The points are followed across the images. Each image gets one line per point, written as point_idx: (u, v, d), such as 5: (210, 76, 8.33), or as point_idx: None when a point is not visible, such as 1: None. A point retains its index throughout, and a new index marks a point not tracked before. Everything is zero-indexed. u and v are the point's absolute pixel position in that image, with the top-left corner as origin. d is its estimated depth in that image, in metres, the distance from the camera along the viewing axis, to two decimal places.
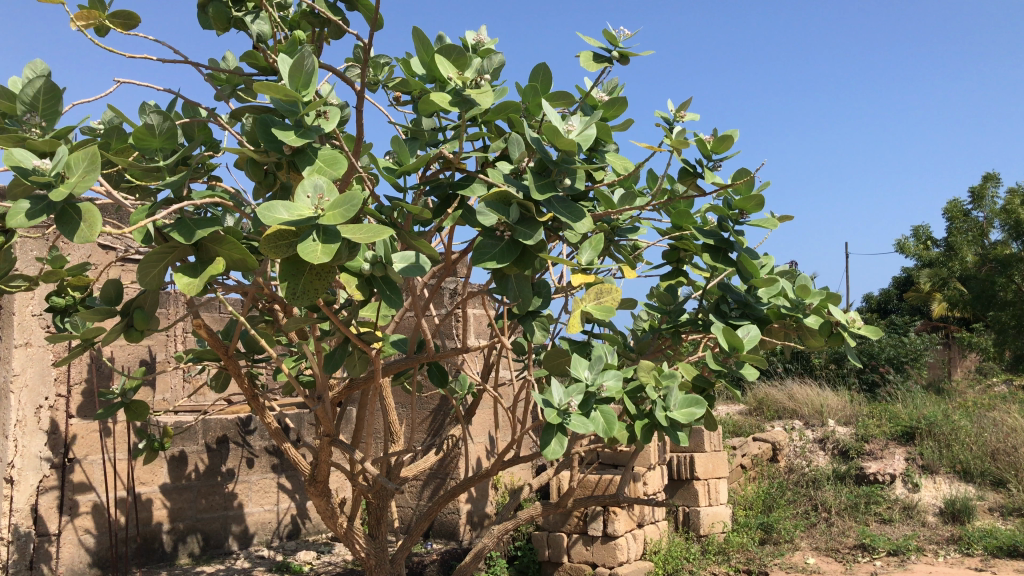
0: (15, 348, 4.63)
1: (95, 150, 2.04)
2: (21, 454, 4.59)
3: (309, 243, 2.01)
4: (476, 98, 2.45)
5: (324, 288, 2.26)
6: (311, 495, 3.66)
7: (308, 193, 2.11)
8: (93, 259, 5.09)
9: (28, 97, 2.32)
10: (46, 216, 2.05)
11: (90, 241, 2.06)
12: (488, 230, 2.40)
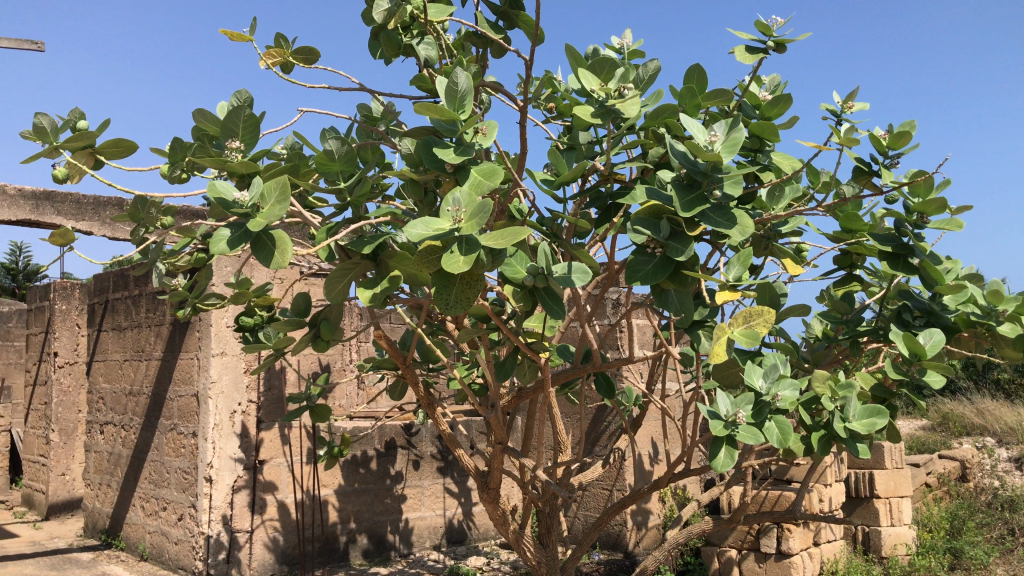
0: (213, 357, 5.14)
1: (284, 179, 2.18)
2: (219, 455, 5.01)
3: (452, 254, 2.09)
4: (622, 109, 2.44)
5: (475, 297, 2.31)
6: (483, 501, 3.74)
7: (447, 205, 2.12)
8: (278, 274, 5.43)
9: (233, 124, 2.55)
10: (244, 242, 2.20)
11: (281, 266, 2.20)
12: (640, 248, 2.37)
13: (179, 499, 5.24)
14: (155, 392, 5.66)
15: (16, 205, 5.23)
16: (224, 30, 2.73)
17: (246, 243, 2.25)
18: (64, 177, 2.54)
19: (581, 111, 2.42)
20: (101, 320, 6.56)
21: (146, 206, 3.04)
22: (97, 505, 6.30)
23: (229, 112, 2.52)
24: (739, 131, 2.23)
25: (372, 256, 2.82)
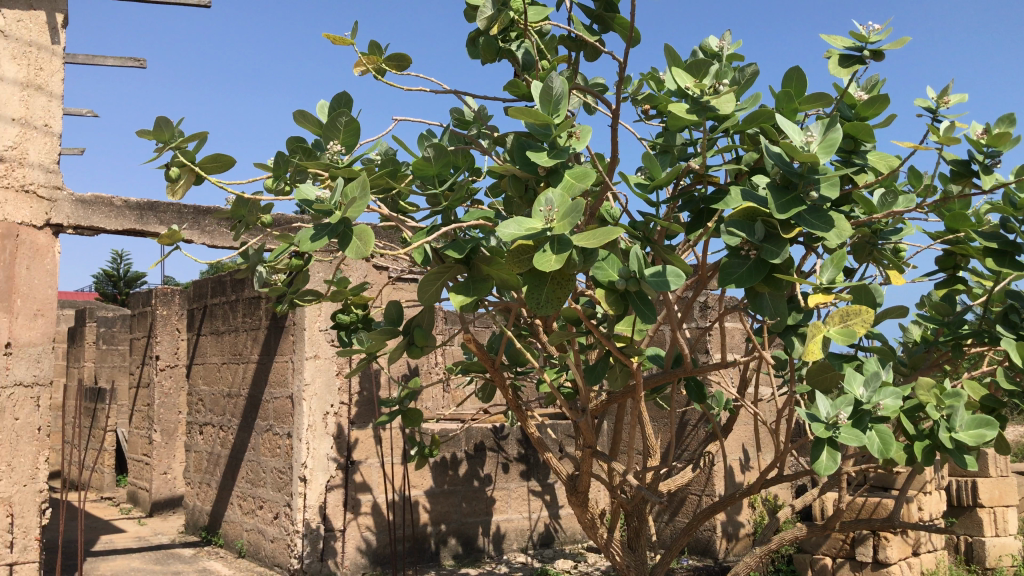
0: (307, 359, 5.30)
1: (364, 176, 2.25)
2: (313, 455, 5.19)
3: (543, 254, 2.12)
4: (717, 105, 2.45)
5: (566, 297, 2.32)
6: (573, 504, 3.74)
7: (540, 206, 2.15)
8: (369, 278, 5.54)
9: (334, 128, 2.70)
10: (329, 238, 2.31)
11: (365, 255, 2.28)
12: (734, 250, 2.33)
13: (275, 498, 5.41)
14: (252, 394, 5.86)
15: (121, 216, 4.83)
16: (328, 33, 2.83)
17: (333, 238, 2.35)
18: (175, 179, 2.69)
19: (678, 107, 2.43)
20: (200, 325, 6.81)
21: (248, 206, 3.18)
22: (197, 503, 6.54)
23: (330, 118, 2.67)
24: (836, 130, 2.22)
25: (464, 260, 2.85)
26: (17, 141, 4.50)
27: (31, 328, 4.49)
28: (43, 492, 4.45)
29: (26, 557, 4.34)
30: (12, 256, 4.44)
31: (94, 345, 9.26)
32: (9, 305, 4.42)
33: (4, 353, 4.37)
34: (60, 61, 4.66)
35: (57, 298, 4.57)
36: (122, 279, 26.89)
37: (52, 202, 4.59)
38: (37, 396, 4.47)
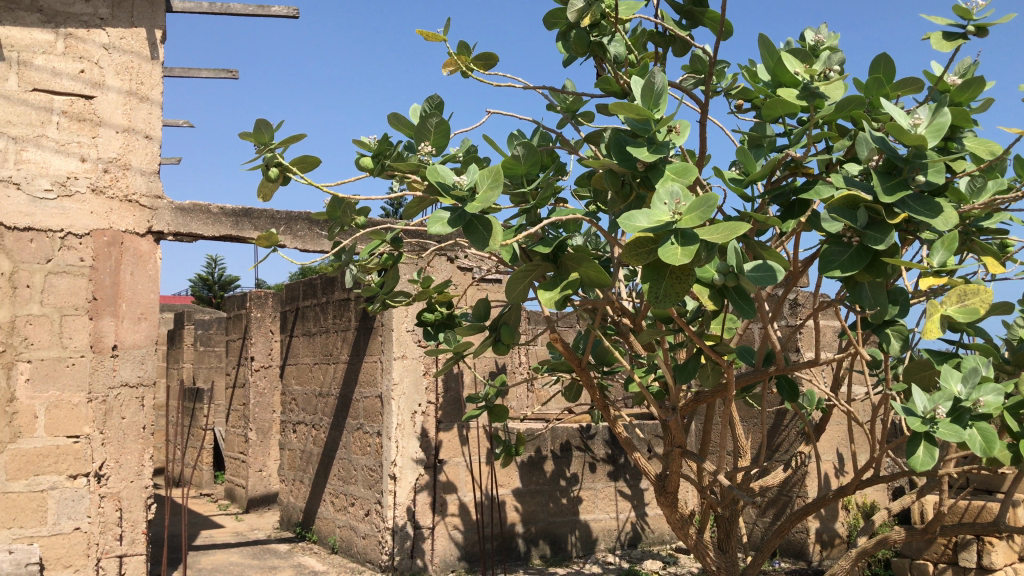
0: (395, 360, 5.40)
1: (499, 167, 2.35)
2: (402, 454, 5.28)
3: (669, 246, 2.11)
4: (831, 90, 2.40)
5: (684, 292, 2.31)
6: (662, 505, 3.71)
7: (665, 199, 2.17)
8: (455, 279, 5.61)
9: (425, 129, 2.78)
10: (462, 224, 2.38)
11: (498, 246, 2.35)
12: (835, 236, 2.28)
13: (366, 496, 5.53)
14: (343, 394, 6.00)
15: (218, 222, 4.96)
16: (422, 29, 2.92)
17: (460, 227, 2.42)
18: (274, 179, 2.85)
19: (789, 93, 2.41)
20: (292, 327, 7.01)
21: (342, 207, 3.28)
22: (291, 500, 6.73)
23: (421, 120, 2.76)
24: (945, 114, 2.18)
25: (552, 258, 2.85)
26: (121, 152, 4.72)
27: (136, 331, 4.69)
28: (149, 488, 4.65)
29: (133, 549, 4.55)
30: (118, 262, 4.66)
31: (191, 347, 9.61)
32: (115, 309, 4.63)
33: (111, 355, 4.59)
34: (160, 74, 4.87)
35: (159, 303, 4.76)
36: (216, 283, 27.88)
37: (153, 210, 4.80)
38: (142, 396, 4.67)
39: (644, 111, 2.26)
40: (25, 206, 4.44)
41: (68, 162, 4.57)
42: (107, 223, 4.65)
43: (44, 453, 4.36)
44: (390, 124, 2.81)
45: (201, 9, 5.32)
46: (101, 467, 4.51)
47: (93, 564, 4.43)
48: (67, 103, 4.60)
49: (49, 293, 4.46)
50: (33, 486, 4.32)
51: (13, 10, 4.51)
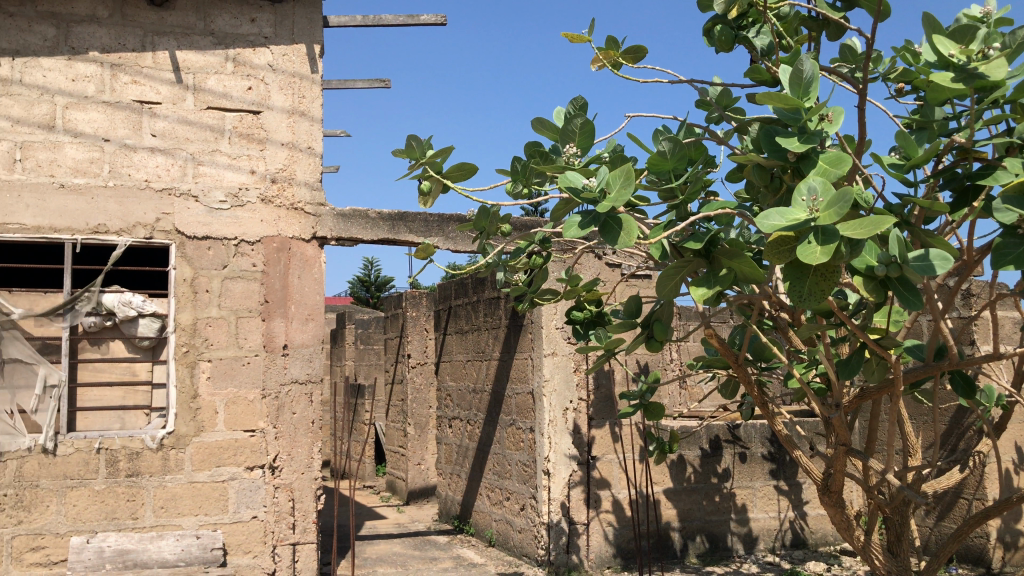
0: (545, 356, 5.45)
1: (628, 166, 2.51)
2: (554, 450, 5.33)
3: (808, 246, 2.09)
4: (986, 73, 2.24)
5: (830, 289, 2.30)
6: (826, 505, 3.57)
7: (802, 196, 2.14)
8: (603, 275, 5.60)
9: (570, 131, 2.90)
10: (594, 226, 2.58)
11: (628, 245, 2.53)
12: (1011, 229, 2.12)
13: (520, 491, 5.62)
14: (496, 391, 6.11)
15: (375, 227, 5.18)
16: (566, 36, 3.17)
17: (597, 228, 2.61)
18: (429, 192, 2.99)
19: (938, 78, 2.28)
20: (446, 325, 7.20)
21: (489, 217, 3.44)
22: (449, 493, 6.92)
23: (566, 122, 2.89)
24: None
25: (705, 253, 2.81)
26: (286, 163, 5.01)
27: (303, 332, 4.95)
28: (318, 480, 4.90)
29: (305, 538, 4.82)
30: (286, 266, 4.95)
31: (352, 345, 10.03)
32: (285, 311, 4.91)
33: (282, 354, 4.87)
34: (319, 87, 5.12)
35: (324, 304, 5.01)
36: (374, 284, 29.04)
37: (316, 217, 5.05)
38: (311, 392, 4.93)
39: (793, 100, 2.23)
40: (203, 217, 4.79)
41: (239, 175, 4.90)
42: (276, 230, 4.94)
43: (225, 446, 4.69)
44: (536, 130, 2.98)
45: (355, 22, 5.56)
46: (275, 459, 4.80)
47: (269, 551, 4.73)
48: (237, 119, 4.92)
49: (226, 297, 4.79)
50: (215, 477, 4.65)
51: (189, 35, 4.86)
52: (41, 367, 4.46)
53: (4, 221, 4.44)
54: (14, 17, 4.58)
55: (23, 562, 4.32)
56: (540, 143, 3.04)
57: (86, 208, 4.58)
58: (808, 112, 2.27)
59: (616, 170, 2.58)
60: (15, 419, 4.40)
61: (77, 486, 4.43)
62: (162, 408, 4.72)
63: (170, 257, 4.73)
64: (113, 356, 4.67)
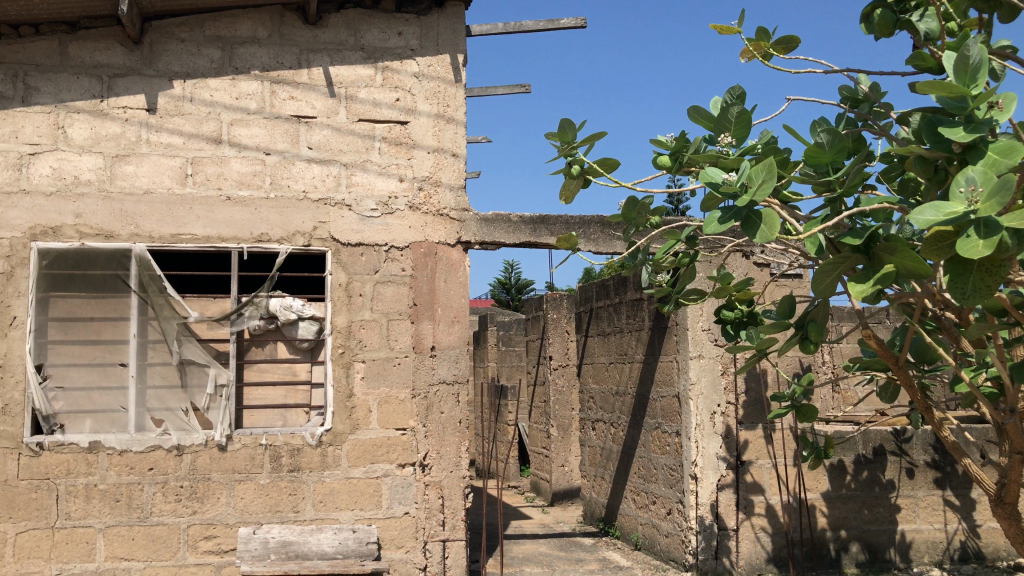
0: (691, 359, 5.37)
1: (770, 161, 2.56)
2: (703, 454, 5.24)
3: (968, 239, 2.08)
4: None
5: (997, 285, 2.29)
6: (1000, 517, 3.35)
7: (960, 187, 2.14)
8: (751, 275, 5.47)
9: (725, 121, 2.90)
10: (735, 221, 2.65)
11: (771, 239, 2.57)
12: None
13: (667, 494, 5.56)
14: (640, 393, 6.07)
15: (517, 230, 5.25)
16: (715, 27, 3.18)
17: (738, 222, 2.69)
18: (575, 176, 3.18)
19: None
20: (588, 327, 7.21)
21: (637, 207, 3.48)
22: (594, 494, 6.92)
23: (723, 110, 2.90)
24: None
25: (864, 249, 2.69)
26: (432, 170, 5.15)
27: (450, 333, 5.08)
28: (466, 478, 5.01)
29: (454, 535, 4.95)
30: (433, 270, 5.09)
31: (494, 347, 10.17)
32: (433, 313, 5.06)
33: (431, 355, 5.02)
34: (463, 95, 5.24)
35: (469, 307, 5.12)
36: (514, 287, 29.36)
37: (461, 222, 5.18)
38: (458, 392, 5.05)
39: (957, 87, 2.15)
40: (356, 224, 4.99)
41: (389, 183, 5.08)
42: (423, 235, 5.09)
43: (378, 444, 4.87)
44: (690, 117, 2.98)
45: (497, 30, 5.66)
46: (425, 457, 4.94)
47: (421, 546, 4.87)
48: (386, 129, 5.11)
49: (378, 301, 4.97)
50: (370, 473, 4.83)
51: (341, 51, 5.09)
52: (212, 368, 4.79)
53: (178, 232, 4.78)
54: (185, 42, 4.92)
55: (197, 550, 4.61)
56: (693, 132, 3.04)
57: (250, 218, 4.87)
58: (975, 102, 2.20)
59: (756, 165, 2.68)
60: (190, 417, 4.73)
61: (245, 479, 4.70)
62: (321, 406, 4.92)
63: (327, 263, 4.96)
64: (275, 357, 4.92)
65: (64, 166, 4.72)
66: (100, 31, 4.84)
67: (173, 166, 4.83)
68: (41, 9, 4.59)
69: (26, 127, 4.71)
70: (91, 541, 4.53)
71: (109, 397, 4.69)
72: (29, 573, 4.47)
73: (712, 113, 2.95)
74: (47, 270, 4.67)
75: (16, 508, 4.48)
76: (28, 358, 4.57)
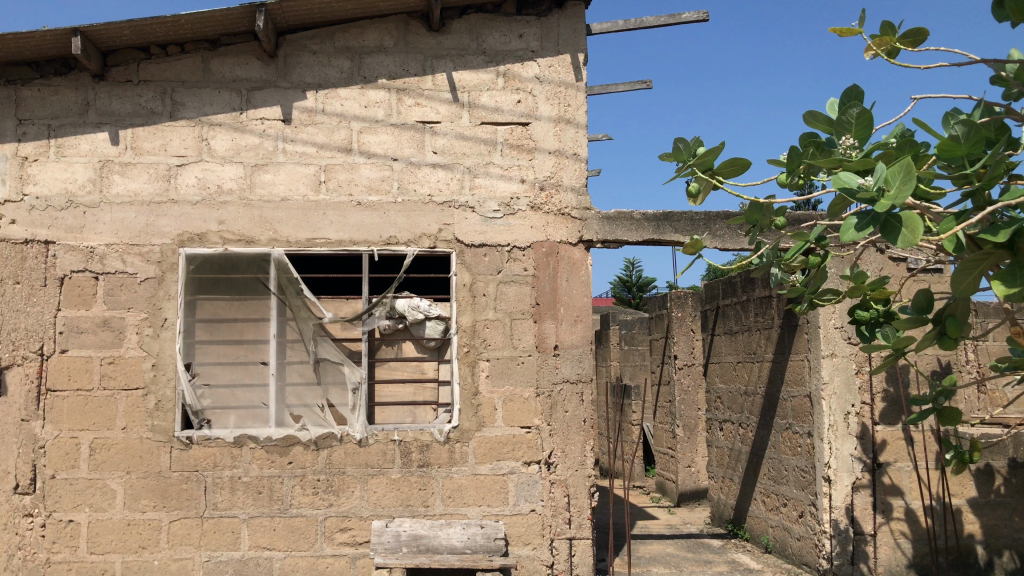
0: (823, 358, 5.20)
1: (909, 162, 2.49)
2: (837, 456, 5.06)
3: None
4: None
5: None
6: None
7: None
8: (886, 270, 5.24)
9: (845, 122, 3.09)
10: (873, 228, 2.57)
11: (912, 245, 2.48)
12: None
13: (799, 497, 5.40)
14: (769, 393, 5.92)
15: (641, 228, 5.23)
16: (833, 30, 3.35)
17: (876, 228, 2.60)
18: (694, 192, 3.51)
19: None
20: (714, 326, 7.09)
21: (761, 210, 3.42)
22: (722, 496, 6.80)
23: (842, 113, 3.08)
24: None
25: (1008, 245, 2.55)
26: (554, 170, 5.18)
27: (573, 333, 5.11)
28: (592, 477, 5.03)
29: (581, 533, 4.97)
30: (555, 270, 5.12)
31: (618, 346, 10.13)
32: (556, 313, 5.09)
33: (554, 354, 5.05)
34: (583, 94, 5.25)
35: (593, 305, 5.12)
36: (635, 285, 29.12)
37: (583, 221, 5.19)
38: (582, 391, 5.07)
39: None
40: (479, 226, 5.08)
41: (512, 184, 5.15)
42: (545, 235, 5.13)
43: (504, 441, 4.94)
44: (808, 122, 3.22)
45: (617, 28, 5.64)
46: (550, 455, 4.98)
47: (547, 543, 4.92)
48: (507, 131, 5.18)
49: (501, 300, 5.04)
50: (496, 470, 4.91)
51: (464, 56, 5.20)
52: (346, 366, 4.98)
53: (313, 237, 4.99)
54: (316, 53, 5.13)
55: (334, 541, 4.80)
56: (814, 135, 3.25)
57: (379, 222, 5.03)
58: None
59: (893, 166, 2.58)
60: (325, 413, 4.93)
61: (377, 474, 4.86)
62: (448, 404, 5.03)
63: (452, 264, 5.07)
64: (404, 356, 5.08)
65: (208, 176, 5.01)
66: (239, 47, 5.11)
67: (307, 174, 5.05)
68: (186, 29, 4.89)
69: (174, 141, 5.03)
70: (237, 531, 4.78)
71: (252, 394, 4.95)
72: (181, 559, 4.75)
73: (827, 117, 3.18)
74: (194, 274, 4.96)
75: (169, 498, 4.78)
76: (178, 357, 4.86)
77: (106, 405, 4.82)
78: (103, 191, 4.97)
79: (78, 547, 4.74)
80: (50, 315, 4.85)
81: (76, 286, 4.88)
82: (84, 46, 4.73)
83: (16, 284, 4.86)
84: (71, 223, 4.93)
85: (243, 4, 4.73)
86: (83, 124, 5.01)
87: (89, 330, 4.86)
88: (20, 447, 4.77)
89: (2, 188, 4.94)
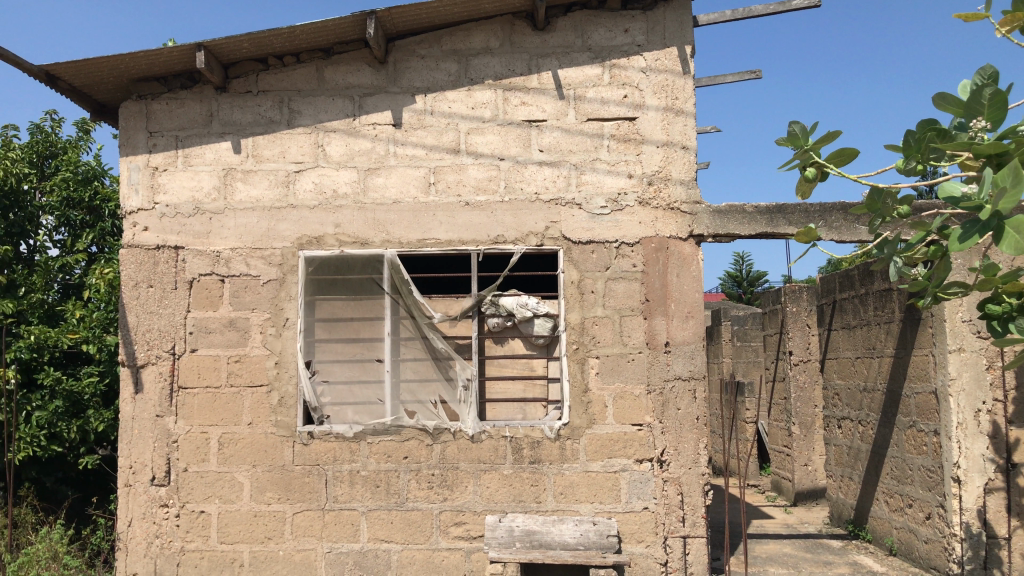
0: (951, 353, 4.96)
1: (1014, 169, 2.74)
2: (966, 455, 4.83)
3: None
4: None
5: None
6: None
7: None
8: (1019, 260, 4.96)
9: (976, 105, 3.07)
10: (981, 233, 2.88)
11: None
12: None
13: (925, 498, 5.19)
14: (891, 390, 5.70)
15: (753, 221, 5.12)
16: (959, 15, 3.36)
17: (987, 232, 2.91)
18: (810, 178, 3.45)
19: None
20: (831, 320, 6.87)
21: (881, 197, 3.35)
22: (841, 496, 6.60)
23: (975, 95, 3.06)
24: None
25: None
26: (662, 165, 5.13)
27: (684, 329, 5.02)
28: (705, 475, 4.95)
29: (695, 531, 4.91)
30: (665, 265, 5.07)
31: (729, 342, 9.96)
32: (666, 309, 5.03)
33: (665, 351, 5.00)
34: (691, 86, 5.16)
35: (705, 301, 5.03)
36: (745, 279, 28.53)
37: (693, 215, 5.11)
38: (695, 388, 4.99)
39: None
40: (587, 222, 5.09)
41: (619, 180, 5.13)
42: (654, 230, 5.09)
43: (615, 439, 4.93)
44: (935, 106, 3.12)
45: (725, 17, 5.54)
46: (663, 453, 4.94)
47: (661, 541, 4.89)
48: (614, 127, 5.16)
49: (610, 297, 5.04)
50: (608, 467, 4.91)
51: (569, 53, 5.21)
52: (457, 363, 5.07)
53: (424, 237, 5.11)
54: (425, 57, 5.25)
55: (449, 535, 4.91)
56: (937, 120, 3.18)
57: (487, 222, 5.10)
58: None
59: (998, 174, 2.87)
60: (438, 408, 5.05)
61: (490, 469, 4.94)
62: (558, 401, 5.06)
63: (559, 261, 5.10)
64: (514, 353, 5.13)
65: (324, 181, 5.20)
66: (351, 55, 5.27)
67: (418, 176, 5.17)
68: (301, 39, 5.08)
69: (291, 148, 5.23)
70: (356, 523, 4.94)
71: (368, 390, 5.11)
72: (304, 550, 4.94)
73: (957, 99, 3.15)
74: (313, 275, 5.15)
75: (292, 491, 4.98)
76: (299, 355, 5.06)
77: (233, 402, 5.06)
78: (227, 198, 5.22)
79: (210, 536, 5.00)
80: (181, 316, 5.13)
81: (204, 289, 5.15)
82: (207, 60, 4.97)
83: (150, 288, 5.16)
84: (198, 228, 5.20)
85: (354, 13, 4.88)
86: (207, 134, 5.27)
87: (217, 330, 5.12)
88: (156, 441, 5.07)
89: (135, 197, 5.25)
